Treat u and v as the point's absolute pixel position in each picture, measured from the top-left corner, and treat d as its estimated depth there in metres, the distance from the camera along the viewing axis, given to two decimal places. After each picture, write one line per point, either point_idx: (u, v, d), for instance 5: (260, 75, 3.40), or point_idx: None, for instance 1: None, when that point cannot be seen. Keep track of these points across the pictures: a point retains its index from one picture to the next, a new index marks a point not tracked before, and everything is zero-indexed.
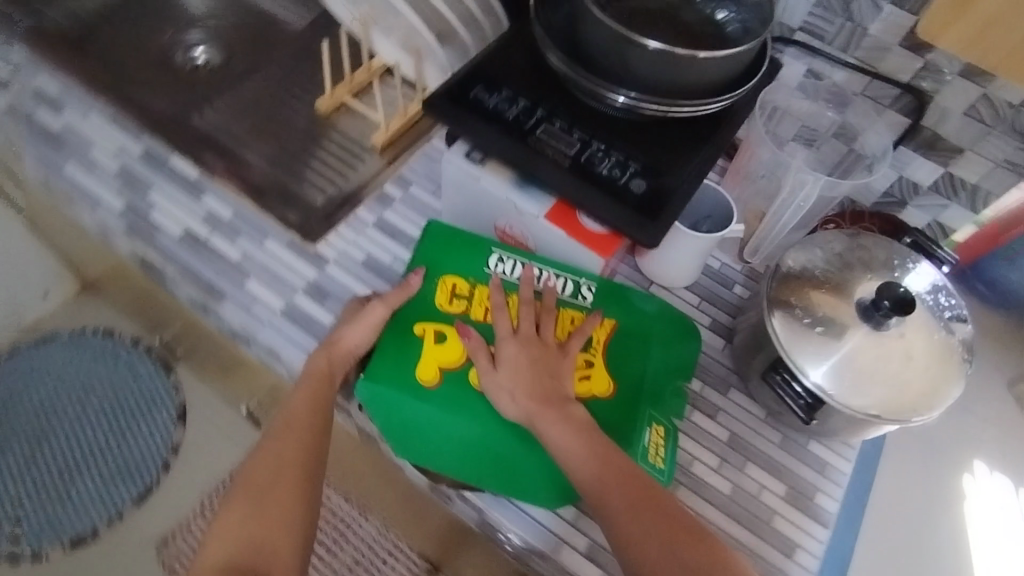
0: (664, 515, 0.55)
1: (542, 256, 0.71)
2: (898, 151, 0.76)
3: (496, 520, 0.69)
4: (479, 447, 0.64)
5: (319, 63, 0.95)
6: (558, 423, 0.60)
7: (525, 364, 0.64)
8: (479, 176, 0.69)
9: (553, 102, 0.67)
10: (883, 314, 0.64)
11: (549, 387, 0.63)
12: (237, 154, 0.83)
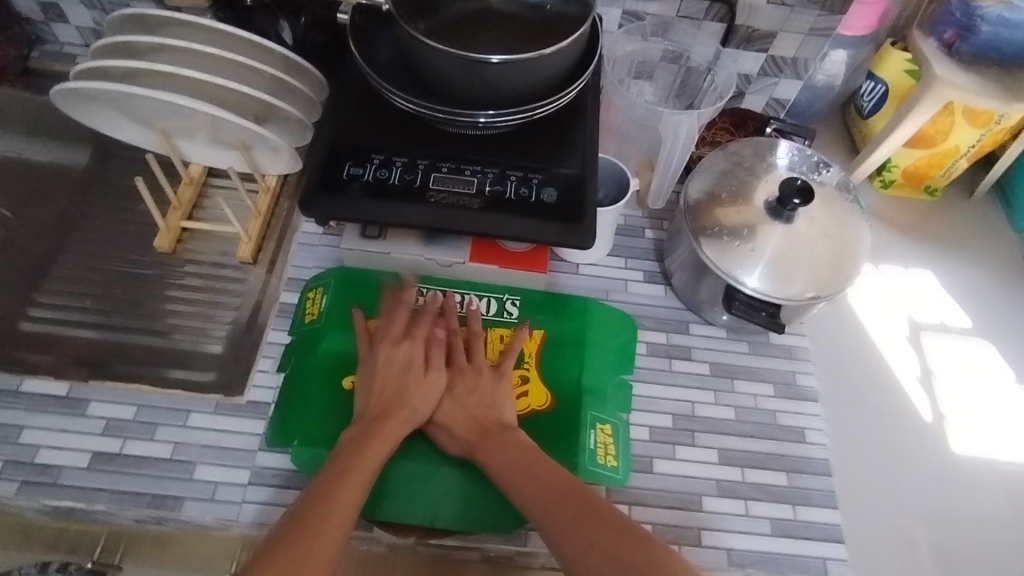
0: (608, 528, 0.51)
1: (463, 282, 0.69)
2: (725, 52, 0.81)
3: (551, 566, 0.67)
4: (431, 492, 0.60)
5: (126, 190, 0.81)
6: (503, 453, 0.58)
7: (473, 396, 0.61)
8: (387, 249, 0.66)
9: (426, 145, 0.64)
10: (792, 210, 0.69)
11: (489, 419, 0.60)
12: (92, 339, 0.71)
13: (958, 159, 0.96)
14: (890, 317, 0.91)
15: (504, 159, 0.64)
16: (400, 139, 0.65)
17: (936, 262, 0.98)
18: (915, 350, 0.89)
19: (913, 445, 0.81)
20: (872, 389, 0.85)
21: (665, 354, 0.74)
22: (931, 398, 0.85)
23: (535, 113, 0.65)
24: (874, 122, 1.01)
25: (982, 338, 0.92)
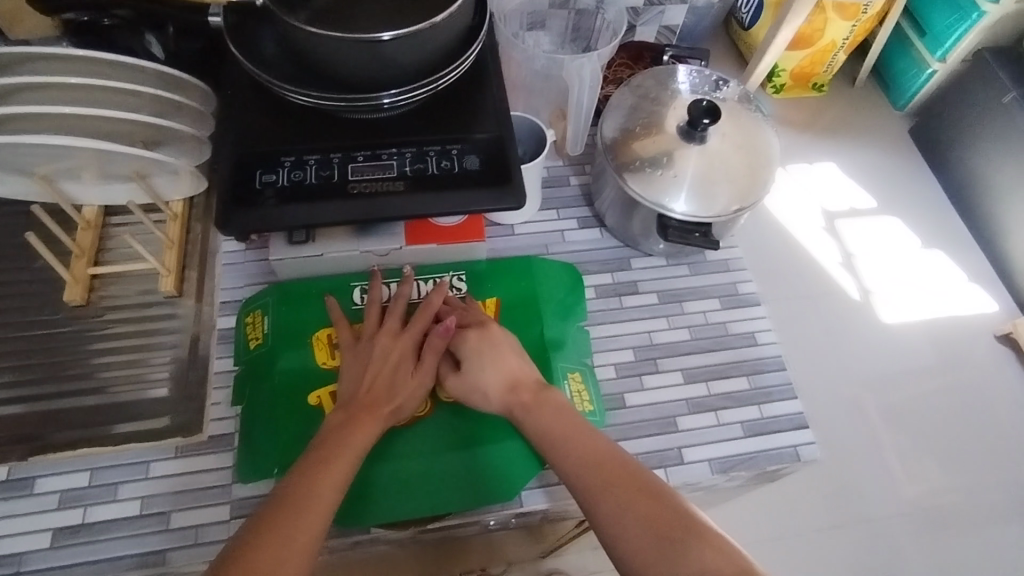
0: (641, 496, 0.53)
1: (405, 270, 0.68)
2: None
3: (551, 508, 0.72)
4: (434, 479, 0.60)
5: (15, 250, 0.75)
6: (541, 412, 0.58)
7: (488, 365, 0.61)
8: (319, 251, 0.63)
9: (337, 138, 0.62)
10: (702, 129, 0.71)
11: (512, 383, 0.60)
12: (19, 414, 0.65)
13: (837, 53, 1.04)
14: (805, 211, 0.99)
15: (419, 136, 0.63)
16: (308, 135, 0.62)
17: (836, 152, 1.07)
18: (832, 237, 0.98)
19: (844, 321, 0.91)
20: (806, 275, 0.93)
21: (613, 292, 0.76)
22: (855, 277, 0.94)
23: (442, 81, 0.64)
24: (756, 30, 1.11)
25: (887, 213, 1.01)
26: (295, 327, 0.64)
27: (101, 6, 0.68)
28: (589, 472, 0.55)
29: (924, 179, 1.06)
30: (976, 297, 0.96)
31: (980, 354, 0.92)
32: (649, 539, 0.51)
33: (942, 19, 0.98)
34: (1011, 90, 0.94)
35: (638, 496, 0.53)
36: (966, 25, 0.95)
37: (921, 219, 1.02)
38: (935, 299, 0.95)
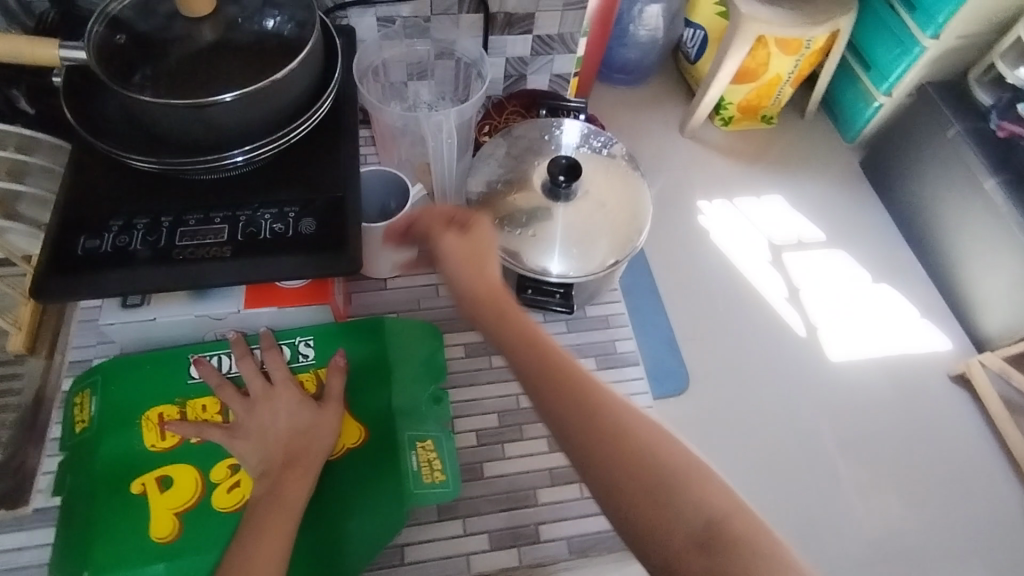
0: (607, 416, 0.48)
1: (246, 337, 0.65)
2: (491, 42, 0.80)
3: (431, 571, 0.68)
4: (368, 524, 0.59)
5: None
6: (498, 320, 0.54)
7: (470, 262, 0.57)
8: (153, 314, 0.62)
9: (169, 200, 0.60)
10: (566, 187, 0.69)
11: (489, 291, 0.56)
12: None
13: (782, 86, 1.11)
14: (750, 245, 1.04)
15: (258, 198, 0.61)
16: (137, 197, 0.60)
17: (785, 184, 1.13)
18: (778, 270, 1.01)
19: (787, 352, 0.94)
20: (709, 312, 0.96)
21: (484, 351, 0.75)
22: (800, 311, 0.98)
23: (290, 140, 0.63)
24: (701, 65, 1.17)
25: (835, 246, 1.06)
26: (127, 406, 0.61)
27: None
28: (557, 390, 0.50)
29: (850, 221, 1.09)
30: (926, 335, 0.98)
31: (933, 390, 0.93)
32: (625, 465, 0.46)
33: (885, 55, 1.04)
34: (954, 124, 0.97)
35: (613, 423, 0.48)
36: (909, 59, 1.00)
37: (869, 255, 1.05)
38: (882, 333, 0.97)
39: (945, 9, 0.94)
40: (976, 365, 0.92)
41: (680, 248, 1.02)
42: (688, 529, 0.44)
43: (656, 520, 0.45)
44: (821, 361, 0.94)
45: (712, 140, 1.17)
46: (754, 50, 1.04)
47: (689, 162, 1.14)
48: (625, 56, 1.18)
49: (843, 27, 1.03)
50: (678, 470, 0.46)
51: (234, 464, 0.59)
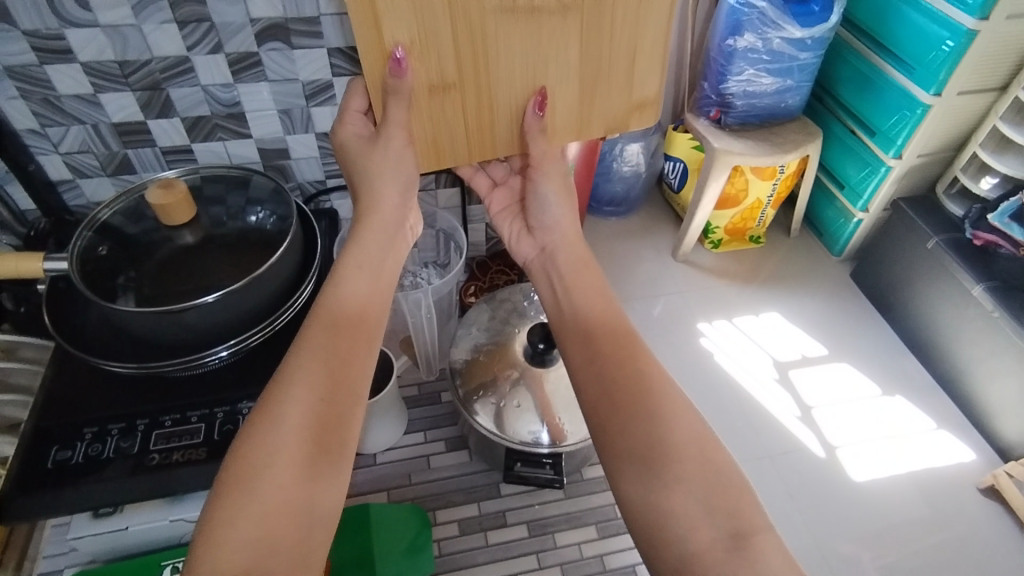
0: (636, 366, 0.53)
1: None
2: (470, 211, 0.83)
3: None
4: None
5: None
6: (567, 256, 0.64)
7: (562, 226, 0.66)
8: (123, 523, 0.58)
9: (145, 403, 0.59)
10: (547, 354, 0.68)
11: (576, 259, 0.64)
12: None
13: (764, 209, 1.16)
14: (756, 366, 1.03)
15: (236, 392, 0.60)
16: (112, 398, 0.59)
17: (780, 302, 1.13)
18: (787, 390, 1.00)
19: (810, 479, 0.90)
20: (732, 398, 0.99)
21: (477, 527, 0.71)
22: (817, 433, 0.95)
23: (271, 329, 0.62)
24: (685, 193, 1.22)
25: (840, 359, 1.05)
26: None
27: None
28: (594, 334, 0.56)
29: (853, 344, 1.07)
30: (949, 449, 0.94)
31: (971, 515, 0.87)
32: (632, 419, 0.50)
33: (856, 174, 1.07)
34: (932, 237, 0.97)
35: (640, 381, 0.52)
36: (878, 177, 1.02)
37: (879, 370, 1.03)
38: (903, 451, 0.93)
39: (902, 130, 0.96)
40: (1003, 476, 0.87)
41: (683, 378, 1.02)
42: (711, 534, 0.44)
43: (668, 510, 0.45)
44: (847, 491, 0.89)
45: (706, 263, 1.20)
46: (732, 178, 1.09)
47: (679, 295, 1.15)
48: (612, 189, 1.22)
49: (811, 154, 1.09)
50: (717, 463, 0.47)
51: None
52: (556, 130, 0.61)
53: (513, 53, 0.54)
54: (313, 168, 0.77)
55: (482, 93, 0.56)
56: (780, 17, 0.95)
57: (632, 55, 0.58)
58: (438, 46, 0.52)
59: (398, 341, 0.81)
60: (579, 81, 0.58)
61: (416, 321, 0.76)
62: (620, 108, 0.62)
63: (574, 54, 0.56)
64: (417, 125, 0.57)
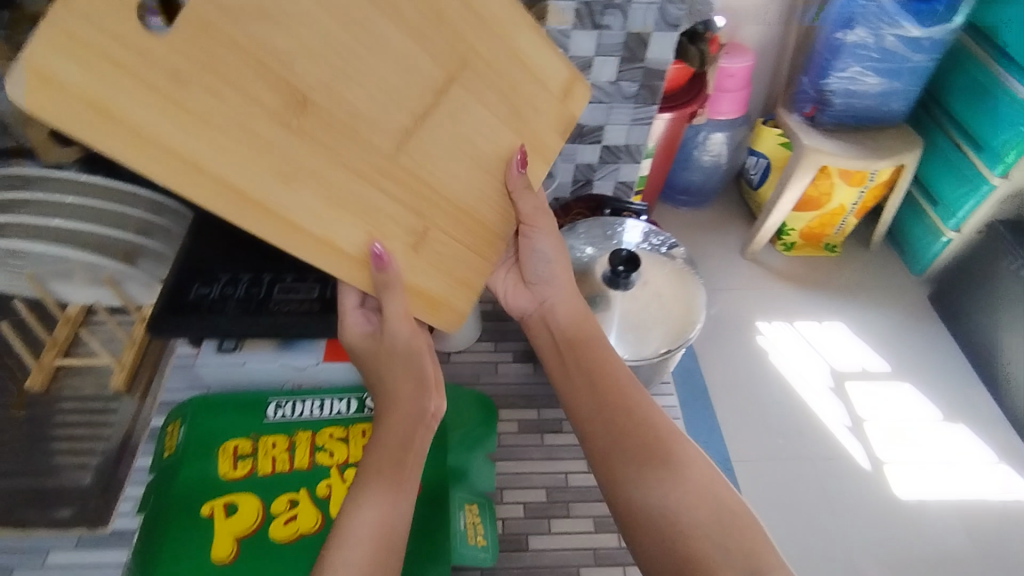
0: (631, 416, 0.60)
1: (322, 387, 0.70)
2: (564, 149, 0.89)
3: None
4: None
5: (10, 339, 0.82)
6: (575, 325, 0.69)
7: (556, 279, 0.71)
8: (242, 359, 0.69)
9: (270, 264, 0.69)
10: (625, 277, 0.74)
11: (573, 319, 0.69)
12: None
13: (846, 215, 1.18)
14: (813, 369, 1.06)
15: None
16: (244, 254, 0.69)
17: (843, 314, 1.15)
18: (840, 399, 1.02)
19: (851, 485, 0.92)
20: (774, 408, 1.00)
21: (536, 429, 0.77)
22: (865, 447, 0.96)
23: None
24: (764, 190, 1.26)
25: (900, 379, 1.06)
26: (206, 438, 0.66)
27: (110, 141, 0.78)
28: (599, 384, 0.64)
29: (910, 353, 1.10)
30: (1005, 481, 0.95)
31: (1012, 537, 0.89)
32: (633, 460, 0.57)
33: (953, 191, 1.08)
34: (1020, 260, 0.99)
35: (638, 427, 0.59)
36: (977, 197, 1.04)
37: (934, 389, 1.05)
38: (957, 477, 0.94)
39: (1014, 149, 0.97)
40: None
41: (734, 361, 1.06)
42: (716, 552, 0.50)
43: (682, 533, 0.52)
44: (888, 500, 0.91)
45: (775, 265, 1.24)
46: (818, 179, 1.12)
47: (743, 284, 1.20)
48: (689, 179, 1.27)
49: (907, 163, 1.09)
50: (719, 494, 0.54)
51: (294, 499, 0.62)
52: (536, 175, 0.61)
53: (412, 145, 0.50)
54: None
55: (440, 209, 0.54)
56: (898, 13, 0.96)
57: (510, 79, 0.54)
58: (384, 207, 0.50)
59: None
60: (505, 124, 0.56)
61: None
62: (558, 114, 0.60)
63: (485, 116, 0.55)
64: (423, 276, 0.56)
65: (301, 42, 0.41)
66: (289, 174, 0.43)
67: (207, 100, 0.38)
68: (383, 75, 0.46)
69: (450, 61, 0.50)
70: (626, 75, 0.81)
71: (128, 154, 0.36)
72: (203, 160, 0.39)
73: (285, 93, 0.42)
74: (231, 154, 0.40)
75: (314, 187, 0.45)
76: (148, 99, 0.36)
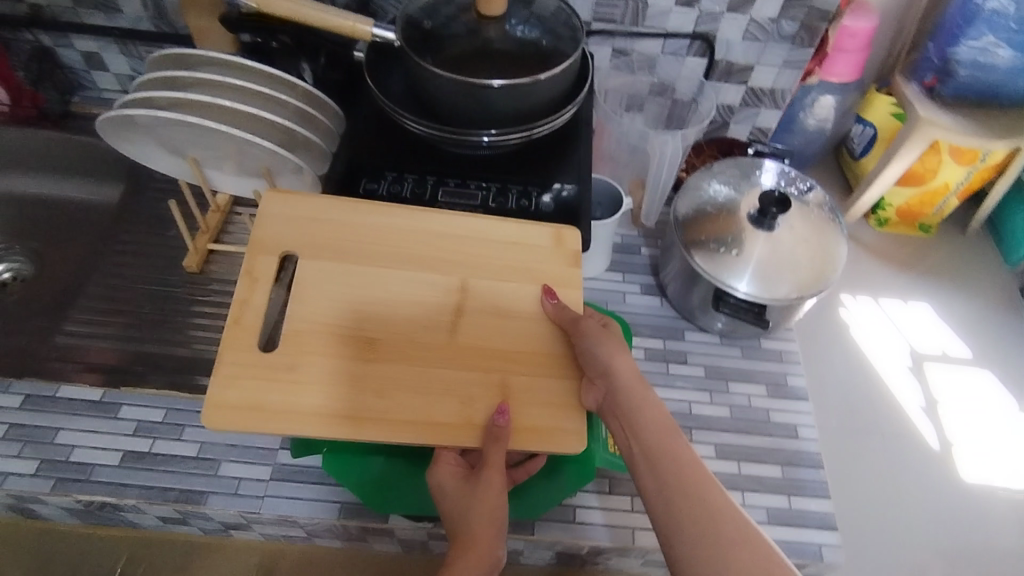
0: (679, 466, 0.54)
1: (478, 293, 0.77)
2: (707, 86, 0.89)
3: (576, 545, 0.67)
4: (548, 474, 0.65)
5: (168, 220, 0.87)
6: (630, 390, 0.57)
7: (617, 367, 0.58)
8: None
9: (433, 165, 0.72)
10: (773, 218, 0.73)
11: (636, 385, 0.57)
12: (105, 348, 0.75)
13: (947, 197, 1.11)
14: (894, 346, 1.05)
15: (504, 175, 0.72)
16: (410, 155, 0.73)
17: (932, 296, 1.13)
18: (916, 380, 1.02)
19: (916, 462, 0.93)
20: (854, 368, 1.02)
21: (662, 358, 0.79)
22: (934, 426, 0.97)
23: (530, 134, 0.71)
24: (866, 163, 1.18)
25: (981, 367, 1.05)
26: None
27: (264, 31, 0.77)
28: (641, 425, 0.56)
29: (1015, 338, 1.09)
30: None
31: None
32: (686, 512, 0.52)
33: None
34: None
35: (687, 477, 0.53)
36: None
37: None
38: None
39: None
40: None
41: (817, 322, 1.07)
42: None
43: None
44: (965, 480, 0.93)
45: (866, 240, 1.18)
46: (924, 156, 1.04)
47: (859, 246, 1.18)
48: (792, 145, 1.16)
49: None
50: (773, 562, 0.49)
51: None
52: (576, 300, 0.62)
53: (460, 328, 0.60)
54: (586, 5, 0.81)
55: (511, 360, 0.59)
56: None
57: (499, 247, 0.65)
58: (457, 380, 0.57)
59: (625, 186, 0.89)
60: (524, 274, 0.63)
61: (658, 164, 0.83)
62: (564, 255, 0.65)
63: (512, 286, 0.62)
64: (531, 414, 0.57)
65: (346, 309, 0.59)
66: (383, 389, 0.56)
67: (308, 369, 0.56)
68: (396, 297, 0.60)
69: (446, 270, 0.62)
70: (789, 12, 0.78)
71: (278, 402, 0.54)
72: (315, 407, 0.54)
73: (351, 342, 0.57)
74: (332, 394, 0.55)
75: (395, 377, 0.56)
76: (278, 391, 0.54)
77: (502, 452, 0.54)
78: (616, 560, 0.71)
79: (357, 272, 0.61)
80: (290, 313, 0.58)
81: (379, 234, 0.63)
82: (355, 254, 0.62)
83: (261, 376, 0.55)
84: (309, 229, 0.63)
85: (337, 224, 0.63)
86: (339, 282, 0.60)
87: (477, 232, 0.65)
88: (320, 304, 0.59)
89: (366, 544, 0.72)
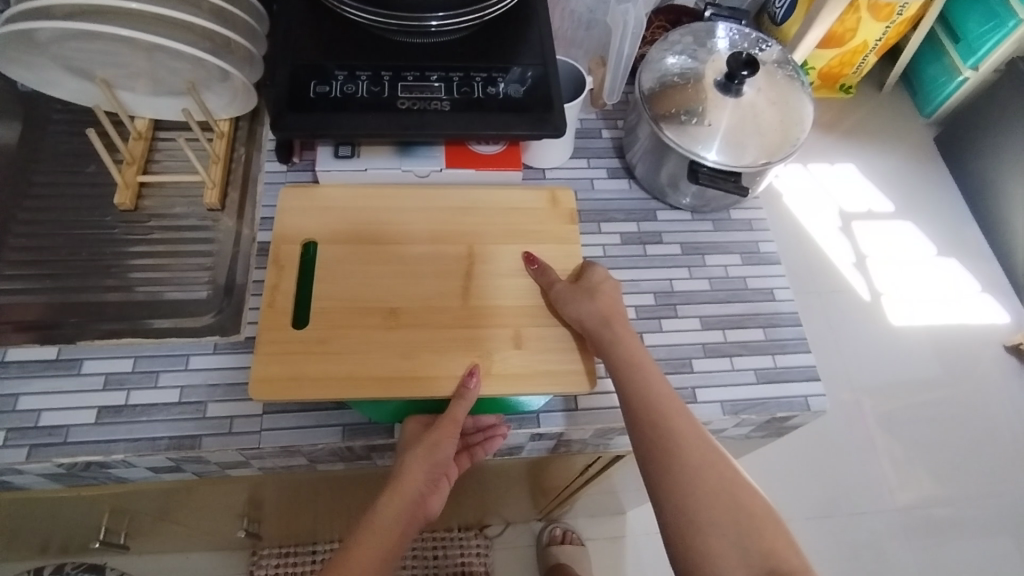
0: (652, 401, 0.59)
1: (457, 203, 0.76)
2: None
3: (580, 429, 0.69)
4: None
5: (84, 155, 0.77)
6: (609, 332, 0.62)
7: (600, 300, 0.63)
8: (364, 165, 0.71)
9: (385, 58, 0.68)
10: (740, 82, 0.73)
11: (608, 321, 0.62)
12: (46, 305, 0.68)
13: (864, 55, 1.11)
14: (827, 211, 1.19)
15: (463, 63, 0.68)
16: (359, 50, 0.68)
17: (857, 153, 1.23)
18: (847, 238, 1.19)
19: (852, 315, 1.17)
20: (799, 241, 1.18)
21: (638, 240, 0.79)
22: (866, 278, 1.18)
23: (481, 17, 0.64)
24: (788, 27, 1.06)
25: (904, 218, 1.21)
26: None
27: None
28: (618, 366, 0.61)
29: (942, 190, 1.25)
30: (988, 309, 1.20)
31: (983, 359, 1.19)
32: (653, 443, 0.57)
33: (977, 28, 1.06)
34: None
35: (660, 415, 0.58)
36: (1000, 34, 1.03)
37: (940, 230, 1.22)
38: (949, 300, 1.20)
39: None
40: None
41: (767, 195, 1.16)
42: (726, 540, 0.54)
43: (702, 520, 0.54)
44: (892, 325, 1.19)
45: None
46: (844, 15, 1.01)
47: None
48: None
49: None
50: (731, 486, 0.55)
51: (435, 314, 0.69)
52: (570, 253, 0.69)
53: (453, 292, 0.65)
54: None
55: (523, 316, 0.65)
56: None
57: (484, 220, 0.70)
58: (453, 337, 0.63)
59: (586, 66, 0.87)
60: (509, 235, 0.69)
61: (620, 33, 0.81)
62: (561, 216, 0.71)
63: (509, 247, 0.68)
64: (529, 359, 0.63)
65: (370, 289, 0.65)
66: (413, 352, 0.62)
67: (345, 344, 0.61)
68: (410, 272, 0.66)
69: (432, 242, 0.68)
70: None
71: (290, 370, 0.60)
72: (354, 374, 0.60)
73: (379, 314, 0.63)
74: (342, 360, 0.61)
75: (397, 340, 0.62)
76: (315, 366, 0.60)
77: (463, 407, 0.59)
78: (614, 437, 0.74)
79: (376, 256, 0.67)
80: (324, 298, 0.64)
81: (377, 217, 0.69)
82: (373, 240, 0.68)
83: (302, 354, 0.61)
84: (332, 219, 0.69)
85: (345, 212, 0.69)
86: (364, 265, 0.66)
87: (481, 204, 0.71)
88: (351, 288, 0.64)
89: (369, 461, 0.71)
